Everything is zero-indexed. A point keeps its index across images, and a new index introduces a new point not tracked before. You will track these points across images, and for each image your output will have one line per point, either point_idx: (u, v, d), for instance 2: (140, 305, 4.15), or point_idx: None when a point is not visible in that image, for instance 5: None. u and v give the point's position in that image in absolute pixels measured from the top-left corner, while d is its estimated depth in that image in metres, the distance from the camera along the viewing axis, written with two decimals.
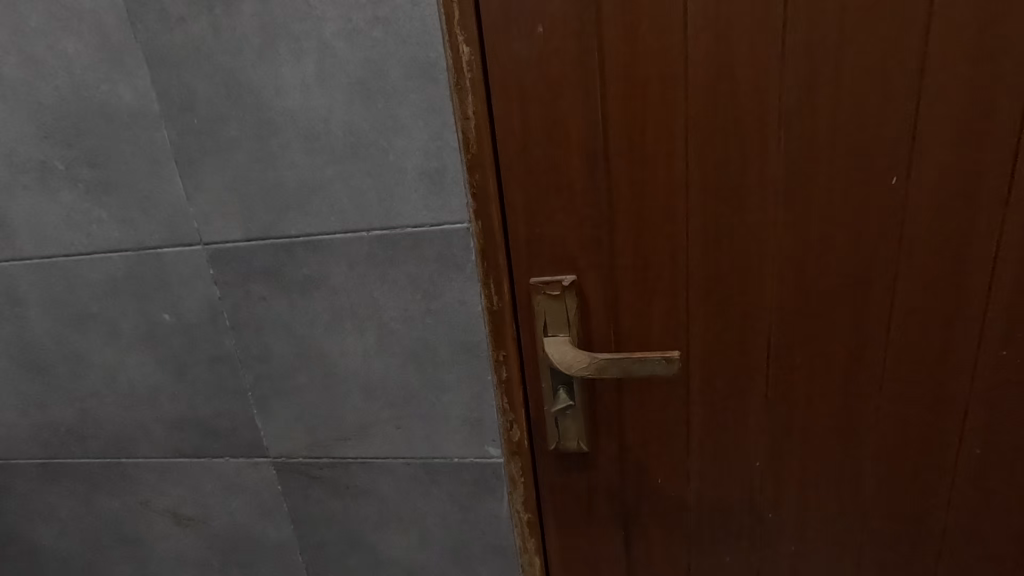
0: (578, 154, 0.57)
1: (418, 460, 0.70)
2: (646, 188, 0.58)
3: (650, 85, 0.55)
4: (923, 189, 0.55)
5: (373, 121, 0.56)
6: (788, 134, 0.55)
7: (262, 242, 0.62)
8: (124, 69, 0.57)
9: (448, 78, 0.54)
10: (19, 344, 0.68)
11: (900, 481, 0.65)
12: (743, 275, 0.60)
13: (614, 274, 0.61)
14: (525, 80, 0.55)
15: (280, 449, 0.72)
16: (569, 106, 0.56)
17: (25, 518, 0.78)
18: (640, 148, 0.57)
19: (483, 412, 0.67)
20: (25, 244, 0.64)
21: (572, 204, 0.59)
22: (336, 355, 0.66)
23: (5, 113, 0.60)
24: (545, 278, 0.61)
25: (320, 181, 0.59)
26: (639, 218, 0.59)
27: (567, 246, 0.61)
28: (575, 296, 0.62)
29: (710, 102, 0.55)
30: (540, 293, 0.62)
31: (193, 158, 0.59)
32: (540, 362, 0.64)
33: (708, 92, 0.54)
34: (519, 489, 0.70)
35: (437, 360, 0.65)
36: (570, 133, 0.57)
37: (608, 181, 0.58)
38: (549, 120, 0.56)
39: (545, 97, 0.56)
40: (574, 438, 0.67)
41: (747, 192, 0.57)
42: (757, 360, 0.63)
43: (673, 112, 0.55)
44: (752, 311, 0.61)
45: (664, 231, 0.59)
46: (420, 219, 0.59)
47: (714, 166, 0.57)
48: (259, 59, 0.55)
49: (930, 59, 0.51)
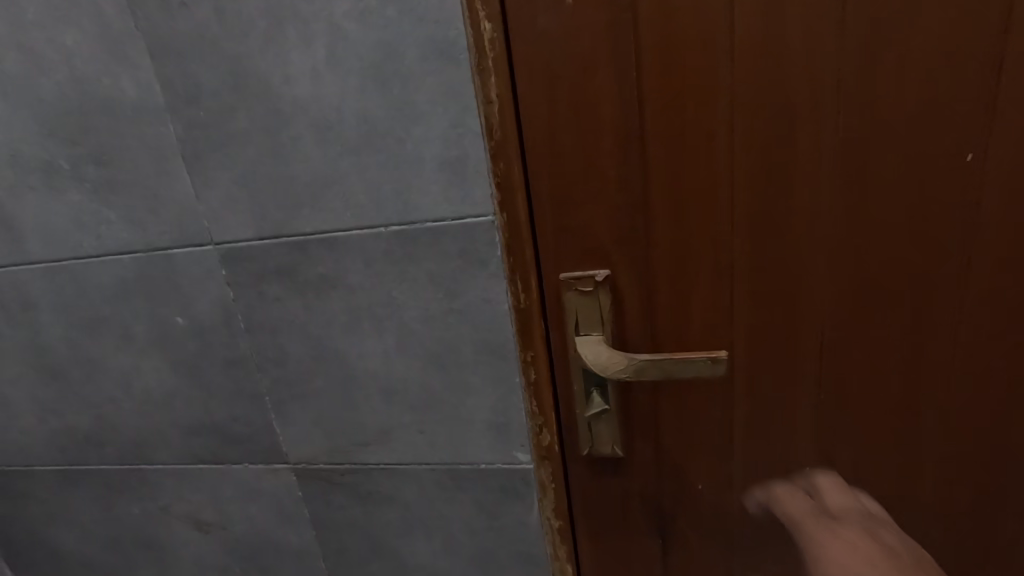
0: (609, 139, 0.51)
1: (443, 466, 0.66)
2: (689, 174, 0.52)
3: (690, 58, 0.48)
4: (1000, 168, 0.48)
5: (388, 108, 0.51)
6: (847, 110, 0.48)
7: (274, 240, 0.58)
8: (126, 61, 0.54)
9: (468, 59, 0.49)
10: (35, 348, 0.70)
11: (965, 489, 0.59)
12: (794, 270, 0.53)
13: (651, 271, 0.55)
14: (551, 57, 0.49)
15: (300, 454, 0.69)
16: (599, 85, 0.49)
17: (63, 511, 0.81)
18: (683, 129, 0.50)
19: (511, 417, 0.62)
20: (35, 246, 0.64)
21: (603, 194, 0.53)
22: (355, 358, 0.62)
23: (10, 111, 0.58)
24: (576, 272, 0.55)
25: (334, 174, 0.54)
26: (677, 209, 0.53)
27: (598, 241, 0.54)
28: (609, 293, 0.56)
29: (764, 74, 0.48)
30: (571, 289, 0.56)
31: (200, 153, 0.56)
32: (572, 363, 0.58)
33: (762, 63, 0.48)
34: (549, 494, 0.65)
35: (460, 364, 0.60)
36: (603, 114, 0.50)
37: (643, 168, 0.52)
38: (576, 101, 0.50)
39: (572, 75, 0.50)
40: (608, 442, 0.61)
41: (800, 177, 0.51)
42: (812, 363, 0.57)
43: (716, 88, 0.49)
44: (803, 310, 0.55)
45: (706, 223, 0.53)
46: (440, 213, 0.54)
47: (761, 149, 0.50)
48: (266, 45, 0.51)
49: (1014, 18, 0.44)
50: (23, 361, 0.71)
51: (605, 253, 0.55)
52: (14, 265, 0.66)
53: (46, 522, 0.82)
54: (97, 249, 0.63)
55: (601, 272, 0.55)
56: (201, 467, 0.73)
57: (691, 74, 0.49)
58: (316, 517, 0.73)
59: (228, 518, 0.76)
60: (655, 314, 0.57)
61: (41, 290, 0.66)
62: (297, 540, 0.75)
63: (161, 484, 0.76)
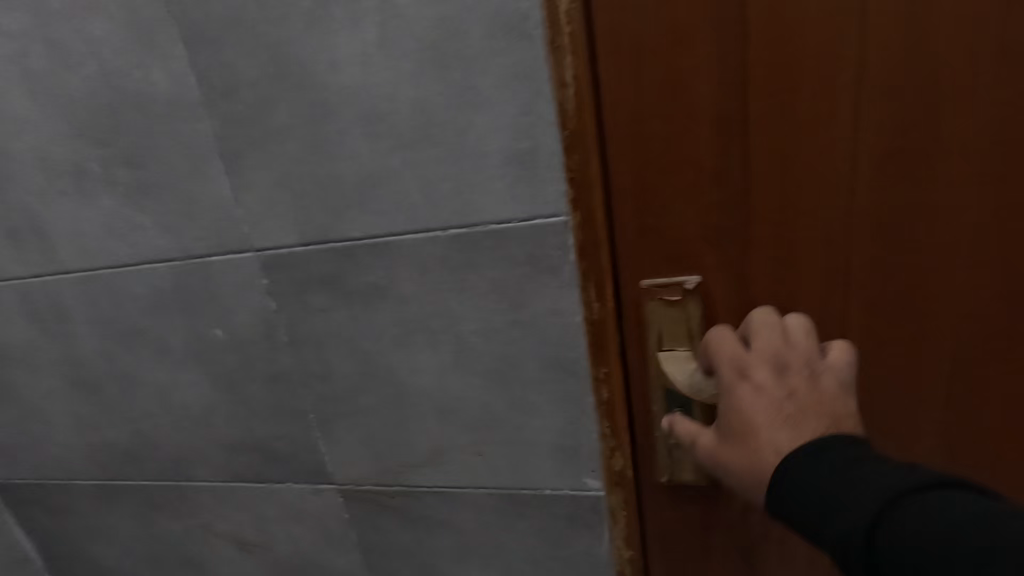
0: (706, 122, 0.44)
1: (503, 491, 0.60)
2: (798, 164, 0.44)
3: (809, 22, 0.40)
4: None
5: (448, 95, 0.45)
6: (1006, 79, 0.40)
7: (318, 246, 0.53)
8: (158, 51, 0.49)
9: (542, 34, 0.42)
10: (72, 362, 0.67)
11: None
12: (926, 273, 0.45)
13: (748, 275, 0.48)
14: (639, 28, 0.42)
15: (347, 475, 0.64)
16: (696, 59, 0.42)
17: (104, 526, 0.78)
18: (794, 111, 0.43)
19: (581, 440, 0.55)
20: (68, 256, 0.60)
21: (695, 188, 0.45)
22: (406, 373, 0.57)
23: (38, 111, 0.54)
24: (661, 279, 0.49)
25: (385, 172, 0.48)
26: (784, 203, 0.45)
27: (687, 241, 0.47)
28: (699, 303, 0.49)
29: (896, 44, 0.40)
30: (654, 298, 0.49)
31: (238, 151, 0.51)
32: (653, 380, 0.52)
33: (897, 29, 0.40)
34: (619, 523, 0.59)
35: (524, 382, 0.54)
36: (698, 96, 0.43)
37: (745, 155, 0.44)
38: (667, 79, 0.43)
39: (663, 48, 0.42)
40: (691, 470, 0.55)
41: (939, 163, 0.42)
42: (938, 382, 0.48)
43: (840, 58, 0.41)
44: (936, 320, 0.46)
45: (819, 219, 0.45)
46: (506, 214, 0.47)
47: (892, 130, 0.42)
48: (310, 28, 0.45)
49: None
50: (59, 375, 0.68)
51: (693, 257, 0.48)
52: (47, 275, 0.62)
53: (87, 537, 0.80)
54: (132, 257, 0.58)
55: (692, 279, 0.48)
56: (243, 486, 0.69)
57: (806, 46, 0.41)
58: (363, 541, 0.68)
59: (272, 538, 0.72)
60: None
61: (75, 300, 0.63)
62: (343, 563, 0.71)
63: (202, 502, 0.72)
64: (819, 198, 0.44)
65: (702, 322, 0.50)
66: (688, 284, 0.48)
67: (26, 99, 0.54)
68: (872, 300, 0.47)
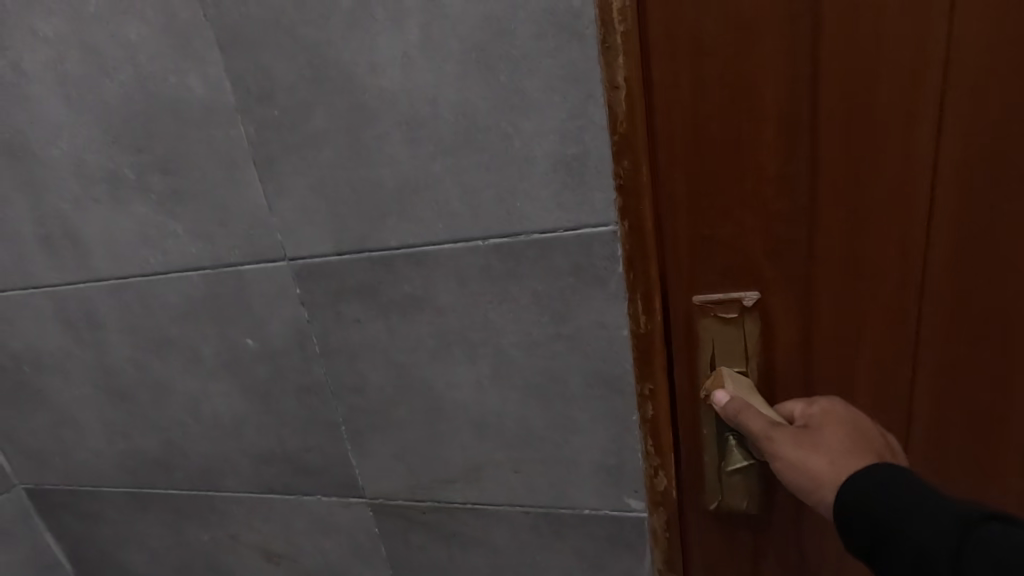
0: (772, 124, 0.41)
1: (540, 510, 0.57)
2: (863, 170, 0.42)
3: (888, 16, 0.38)
4: None
5: (493, 99, 0.43)
6: None
7: (354, 255, 0.51)
8: (194, 55, 0.48)
9: (594, 33, 0.39)
10: (104, 369, 0.66)
11: None
12: (1004, 281, 0.43)
13: (812, 285, 0.45)
14: (702, 26, 0.40)
15: (378, 489, 0.62)
16: (764, 57, 0.40)
17: (133, 534, 0.78)
18: (860, 114, 0.40)
19: (624, 459, 0.53)
20: (101, 263, 0.60)
21: (758, 193, 0.43)
22: (442, 387, 0.55)
23: (72, 117, 0.53)
24: (717, 295, 0.47)
25: (425, 178, 0.46)
26: (853, 208, 0.43)
27: (747, 251, 0.45)
28: (755, 319, 0.47)
29: (975, 43, 0.38)
30: (709, 314, 0.48)
31: (274, 158, 0.49)
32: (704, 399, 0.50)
33: (979, 28, 0.38)
34: (661, 545, 0.56)
35: (566, 397, 0.51)
36: (757, 98, 0.41)
37: (813, 158, 0.42)
38: (732, 79, 0.41)
39: (729, 46, 0.40)
40: (741, 495, 0.53)
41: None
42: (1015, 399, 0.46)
43: (920, 53, 0.39)
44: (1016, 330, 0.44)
45: (890, 225, 0.43)
46: (551, 223, 0.45)
47: (974, 129, 0.40)
48: (351, 29, 0.43)
49: None
50: (91, 382, 0.68)
51: (747, 266, 0.46)
52: (81, 282, 0.61)
53: (116, 544, 0.80)
54: (165, 265, 0.58)
55: (750, 294, 0.46)
56: (273, 497, 0.68)
57: (877, 45, 0.39)
58: (394, 556, 0.66)
59: (301, 550, 0.71)
60: (806, 338, 0.47)
61: (108, 308, 0.62)
62: None
63: (232, 513, 0.71)
64: (883, 205, 0.42)
65: (757, 338, 0.48)
66: (746, 300, 0.46)
67: (62, 106, 0.53)
68: (937, 312, 0.45)
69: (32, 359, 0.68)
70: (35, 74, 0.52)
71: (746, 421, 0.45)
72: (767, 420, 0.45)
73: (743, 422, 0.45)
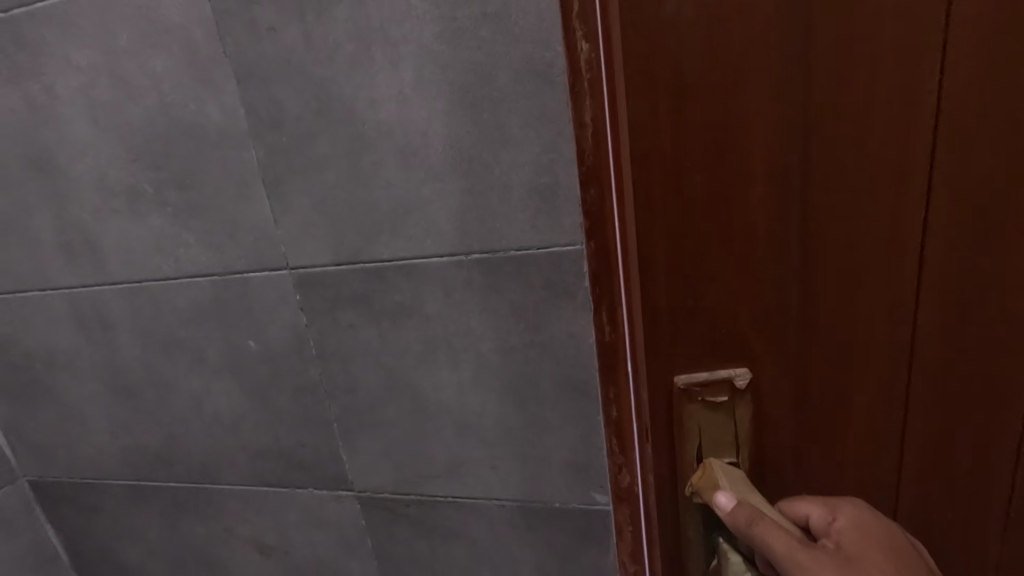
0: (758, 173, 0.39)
1: (515, 504, 0.62)
2: (846, 223, 0.40)
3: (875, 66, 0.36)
4: None
5: (477, 134, 0.49)
6: None
7: (350, 266, 0.57)
8: (212, 86, 0.54)
9: (565, 81, 0.46)
10: (112, 367, 0.71)
11: None
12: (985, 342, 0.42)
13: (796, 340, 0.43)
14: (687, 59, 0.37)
15: (366, 483, 0.67)
16: (751, 101, 0.38)
17: (131, 527, 0.82)
18: (841, 159, 0.38)
19: (592, 456, 0.58)
20: (116, 269, 0.65)
21: (743, 243, 0.41)
22: (428, 388, 0.60)
23: (98, 136, 0.59)
24: (702, 377, 0.44)
25: (416, 200, 0.52)
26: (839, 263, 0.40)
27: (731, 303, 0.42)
28: (746, 403, 0.45)
29: (954, 92, 0.37)
30: (697, 400, 0.45)
31: (281, 178, 0.55)
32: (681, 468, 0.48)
33: (960, 82, 0.36)
34: (626, 539, 0.61)
35: (539, 399, 0.57)
36: (743, 143, 0.39)
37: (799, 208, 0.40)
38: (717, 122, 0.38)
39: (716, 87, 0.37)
40: None
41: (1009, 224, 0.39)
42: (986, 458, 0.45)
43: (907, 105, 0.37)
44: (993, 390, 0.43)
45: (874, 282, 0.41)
46: (527, 242, 0.51)
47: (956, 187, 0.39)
48: (353, 69, 0.49)
49: None
50: (100, 380, 0.72)
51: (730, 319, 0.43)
52: (96, 286, 0.66)
53: (113, 537, 0.84)
54: (176, 272, 0.63)
55: (739, 371, 0.44)
56: (267, 491, 0.72)
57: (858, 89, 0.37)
58: (379, 549, 0.71)
59: (291, 543, 0.75)
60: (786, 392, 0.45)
61: (120, 310, 0.67)
62: (359, 571, 0.73)
63: (227, 506, 0.76)
64: (866, 260, 0.40)
65: (745, 419, 0.46)
66: (737, 379, 0.44)
67: (89, 126, 0.59)
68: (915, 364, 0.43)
69: (45, 356, 0.73)
70: (67, 97, 0.58)
71: (762, 532, 0.42)
72: (793, 539, 0.41)
73: (759, 534, 0.42)
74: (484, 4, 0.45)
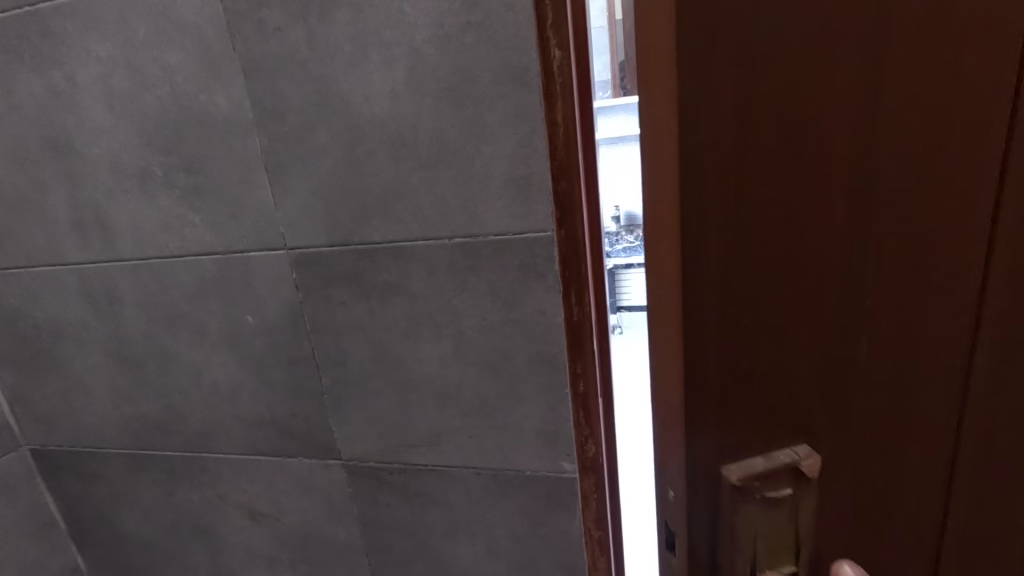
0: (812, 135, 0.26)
1: (490, 471, 0.68)
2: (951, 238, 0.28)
3: None
4: None
5: (461, 128, 0.54)
6: None
7: (343, 247, 0.62)
8: (222, 79, 0.59)
9: (539, 83, 0.51)
10: (117, 339, 0.76)
11: None
12: None
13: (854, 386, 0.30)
14: None
15: (352, 452, 0.72)
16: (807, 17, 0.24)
17: (128, 494, 0.86)
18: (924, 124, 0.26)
19: (560, 426, 0.64)
20: (125, 246, 0.70)
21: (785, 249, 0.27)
22: (412, 361, 0.65)
23: (113, 122, 0.64)
24: (752, 463, 0.31)
25: (404, 187, 0.58)
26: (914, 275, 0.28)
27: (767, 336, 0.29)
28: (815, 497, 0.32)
29: None
30: (752, 499, 0.31)
31: (282, 165, 0.60)
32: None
33: None
34: (591, 505, 0.67)
35: (513, 372, 0.62)
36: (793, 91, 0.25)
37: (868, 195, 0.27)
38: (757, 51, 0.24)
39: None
40: None
41: None
42: None
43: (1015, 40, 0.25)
44: None
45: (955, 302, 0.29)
46: (504, 227, 0.57)
47: None
48: (350, 67, 0.55)
49: None
50: (104, 351, 0.77)
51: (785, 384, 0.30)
52: (105, 262, 0.71)
53: (110, 505, 0.88)
54: (181, 250, 0.68)
55: (804, 454, 0.31)
56: (259, 459, 0.77)
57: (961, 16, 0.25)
58: (364, 515, 0.76)
59: (281, 510, 0.80)
60: (846, 474, 0.32)
61: (127, 285, 0.72)
62: (344, 536, 0.78)
63: (221, 474, 0.80)
64: (952, 272, 0.28)
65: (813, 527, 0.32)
66: (807, 466, 0.31)
67: (105, 112, 0.64)
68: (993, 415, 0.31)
69: (53, 328, 0.77)
70: (85, 86, 0.63)
71: None
72: None
73: None
74: (469, 13, 0.51)
